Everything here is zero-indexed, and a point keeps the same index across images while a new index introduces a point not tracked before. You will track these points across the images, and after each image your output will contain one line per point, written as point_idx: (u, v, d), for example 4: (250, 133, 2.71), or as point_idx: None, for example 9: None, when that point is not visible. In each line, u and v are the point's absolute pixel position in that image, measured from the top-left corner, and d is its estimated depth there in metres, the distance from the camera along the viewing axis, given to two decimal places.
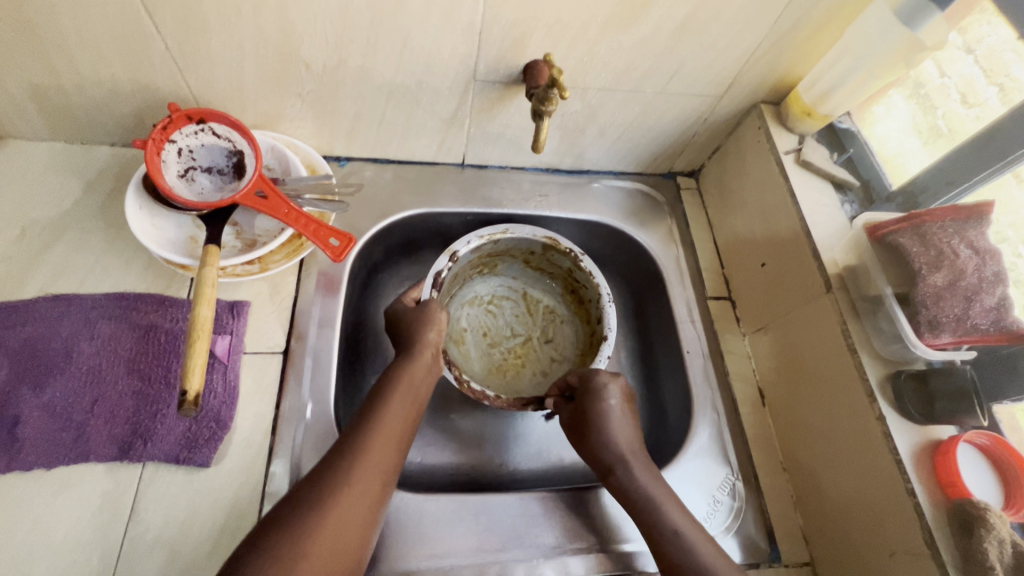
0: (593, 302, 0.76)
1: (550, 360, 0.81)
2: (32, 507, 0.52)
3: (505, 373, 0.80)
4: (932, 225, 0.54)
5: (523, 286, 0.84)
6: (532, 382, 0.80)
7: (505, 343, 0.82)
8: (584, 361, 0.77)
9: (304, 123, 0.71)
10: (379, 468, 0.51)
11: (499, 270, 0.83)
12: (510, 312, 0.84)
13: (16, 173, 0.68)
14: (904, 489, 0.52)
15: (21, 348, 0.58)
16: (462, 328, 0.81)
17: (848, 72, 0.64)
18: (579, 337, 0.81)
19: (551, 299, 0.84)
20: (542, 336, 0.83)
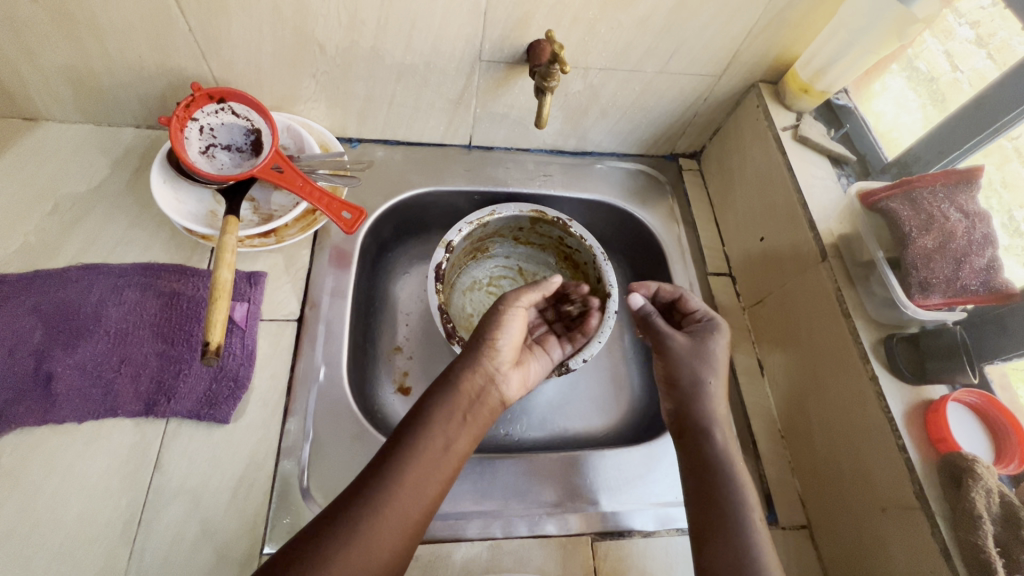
0: (590, 263, 0.80)
1: None
2: (65, 457, 0.56)
3: None
4: (923, 190, 0.56)
5: (518, 264, 0.88)
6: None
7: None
8: None
9: (318, 105, 0.74)
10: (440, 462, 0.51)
11: (491, 253, 0.86)
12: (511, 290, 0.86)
13: (50, 153, 0.72)
14: (894, 444, 0.53)
15: (55, 312, 0.62)
16: (468, 314, 0.83)
17: (843, 48, 0.66)
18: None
19: (546, 270, 0.87)
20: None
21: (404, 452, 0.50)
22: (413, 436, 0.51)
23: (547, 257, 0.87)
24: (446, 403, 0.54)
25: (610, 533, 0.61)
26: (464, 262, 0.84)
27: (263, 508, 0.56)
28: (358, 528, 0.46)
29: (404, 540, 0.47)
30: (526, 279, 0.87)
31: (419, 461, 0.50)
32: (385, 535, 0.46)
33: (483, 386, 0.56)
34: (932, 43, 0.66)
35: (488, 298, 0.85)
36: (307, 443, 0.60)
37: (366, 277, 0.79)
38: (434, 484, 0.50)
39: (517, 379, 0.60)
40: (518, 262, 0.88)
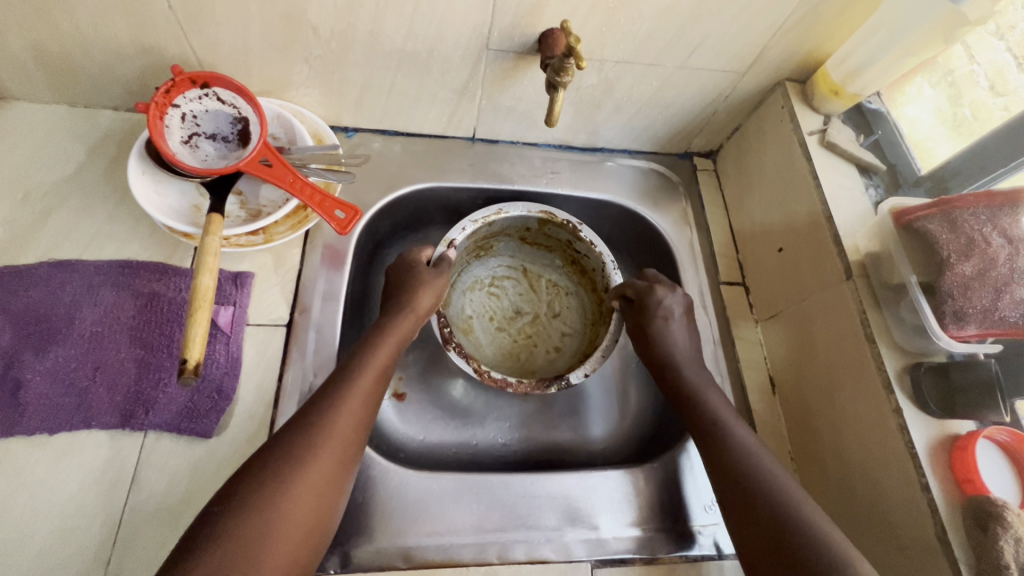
0: (598, 271, 0.76)
1: (561, 335, 0.80)
2: (34, 471, 0.52)
3: (517, 356, 0.79)
4: (963, 212, 0.52)
5: (523, 265, 0.83)
6: (545, 360, 0.79)
7: (511, 326, 0.80)
8: (596, 330, 0.77)
9: (311, 91, 0.69)
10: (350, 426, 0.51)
11: (495, 250, 0.82)
12: (513, 290, 0.82)
13: (20, 136, 0.67)
14: (918, 482, 0.50)
15: (24, 313, 0.57)
16: (467, 316, 0.79)
17: (881, 49, 0.61)
18: (585, 309, 0.81)
19: (551, 271, 0.83)
20: (550, 314, 0.81)
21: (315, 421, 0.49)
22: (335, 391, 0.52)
23: (552, 259, 0.83)
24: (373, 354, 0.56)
25: (613, 560, 0.58)
26: (466, 261, 0.79)
27: None
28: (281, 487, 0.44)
29: (326, 501, 0.47)
30: (531, 281, 0.83)
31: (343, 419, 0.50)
32: (306, 492, 0.46)
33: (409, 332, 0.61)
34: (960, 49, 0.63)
35: (491, 299, 0.81)
36: None
37: (361, 278, 0.74)
38: (353, 441, 0.50)
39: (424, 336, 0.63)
40: (523, 262, 0.83)
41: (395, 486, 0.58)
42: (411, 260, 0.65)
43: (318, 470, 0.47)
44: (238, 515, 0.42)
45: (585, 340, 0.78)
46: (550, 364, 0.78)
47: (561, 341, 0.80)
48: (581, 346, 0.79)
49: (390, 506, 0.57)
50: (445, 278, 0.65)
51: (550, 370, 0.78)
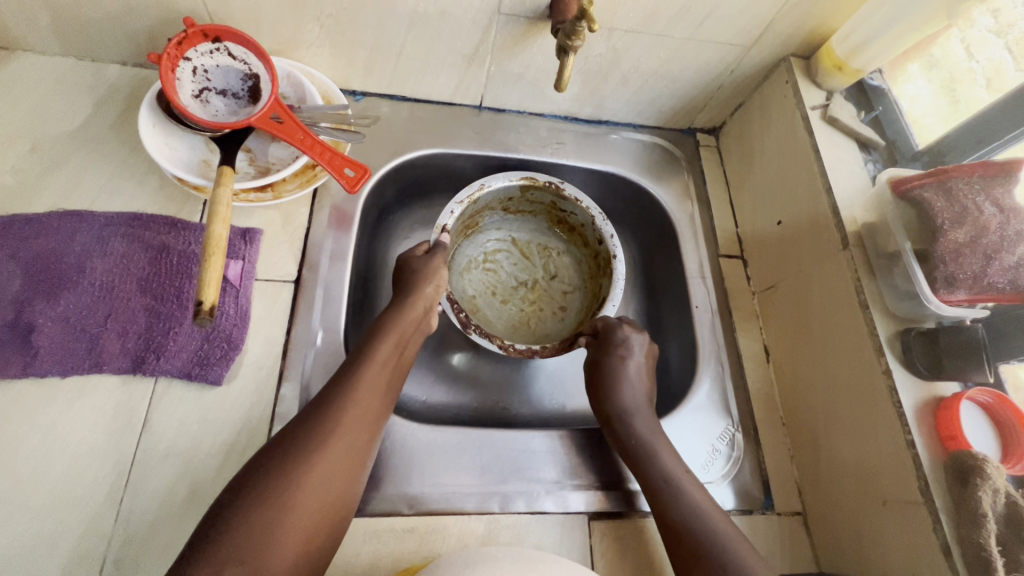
0: (588, 225, 0.77)
1: (563, 294, 0.83)
2: (47, 413, 0.53)
3: (529, 323, 0.81)
4: (958, 181, 0.54)
5: (511, 235, 0.84)
6: (555, 321, 0.81)
7: (515, 298, 0.82)
8: (597, 282, 0.79)
9: (322, 52, 0.69)
10: (369, 411, 0.53)
11: (482, 228, 0.82)
12: (508, 263, 0.83)
13: (27, 87, 0.67)
14: (903, 439, 0.53)
15: (34, 260, 0.58)
16: (471, 296, 0.80)
17: (885, 24, 0.62)
18: (581, 266, 0.83)
19: (540, 238, 0.84)
20: (548, 277, 0.83)
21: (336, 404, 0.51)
22: (346, 376, 0.54)
23: (542, 226, 0.84)
24: (381, 340, 0.57)
25: (608, 512, 0.60)
26: (457, 242, 0.79)
27: None
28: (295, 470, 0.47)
29: (344, 484, 0.49)
30: (523, 250, 0.84)
31: (353, 404, 0.52)
32: (320, 475, 0.48)
33: (416, 322, 0.61)
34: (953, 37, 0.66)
35: (489, 278, 0.81)
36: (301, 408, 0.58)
37: (366, 242, 0.75)
38: (371, 428, 0.53)
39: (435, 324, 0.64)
40: (512, 233, 0.84)
41: (400, 438, 0.60)
42: (405, 256, 0.66)
43: (332, 453, 0.49)
44: (255, 497, 0.45)
45: (588, 294, 0.81)
46: (562, 324, 0.81)
47: (565, 299, 0.82)
48: (585, 300, 0.81)
49: (395, 457, 0.59)
50: (441, 259, 0.65)
51: (563, 330, 0.80)
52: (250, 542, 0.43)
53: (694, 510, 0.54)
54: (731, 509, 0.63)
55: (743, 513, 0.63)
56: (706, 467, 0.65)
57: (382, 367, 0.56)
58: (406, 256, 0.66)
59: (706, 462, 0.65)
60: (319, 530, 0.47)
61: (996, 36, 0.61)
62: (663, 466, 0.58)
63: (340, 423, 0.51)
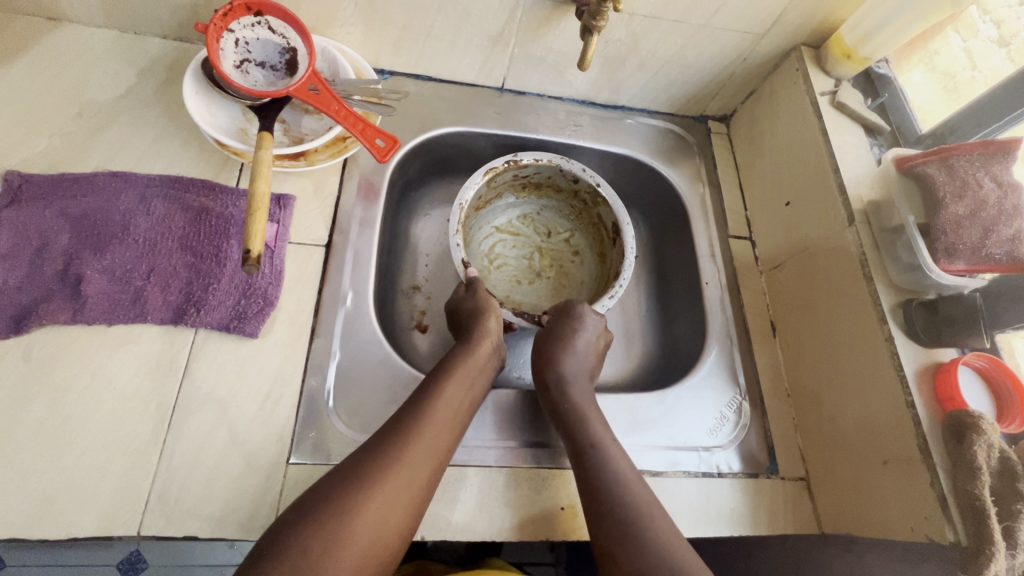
0: (556, 176, 0.80)
1: (565, 240, 0.89)
2: (95, 357, 0.56)
3: (558, 279, 0.87)
4: (960, 159, 0.57)
5: (494, 227, 0.86)
6: (577, 267, 0.88)
7: (536, 273, 0.87)
8: (589, 215, 0.84)
9: (354, 29, 0.73)
10: (430, 450, 0.53)
11: (475, 238, 0.84)
12: (510, 250, 0.87)
13: (74, 56, 0.70)
14: (903, 400, 0.56)
15: (82, 217, 0.61)
16: (506, 295, 0.83)
17: (892, 13, 0.65)
18: (562, 211, 0.87)
19: (513, 214, 0.87)
20: (546, 237, 0.88)
21: (397, 441, 0.52)
22: (415, 413, 0.55)
23: (512, 202, 0.86)
24: (448, 380, 0.58)
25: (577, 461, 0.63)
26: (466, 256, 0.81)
27: (289, 422, 0.57)
28: (355, 499, 0.47)
29: (399, 521, 0.49)
30: (512, 232, 0.88)
31: (419, 442, 0.52)
32: (378, 505, 0.48)
33: (482, 359, 0.63)
34: (953, 38, 0.69)
35: (509, 273, 0.85)
36: (333, 362, 0.61)
37: (392, 214, 0.79)
38: (429, 472, 0.52)
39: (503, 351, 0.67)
40: (495, 224, 0.86)
41: None
42: (453, 302, 0.69)
43: (390, 486, 0.49)
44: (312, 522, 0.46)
45: (586, 229, 0.87)
46: (586, 266, 0.87)
47: (570, 243, 0.89)
48: (587, 235, 0.87)
49: None
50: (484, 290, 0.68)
51: (588, 269, 0.87)
52: (307, 563, 0.43)
53: (614, 477, 0.55)
54: (737, 471, 0.66)
55: (749, 475, 0.66)
56: (715, 432, 0.68)
57: (452, 409, 0.57)
58: (453, 301, 0.69)
59: (715, 427, 0.69)
60: (367, 564, 0.46)
61: (999, 47, 0.65)
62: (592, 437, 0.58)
63: (403, 458, 0.51)
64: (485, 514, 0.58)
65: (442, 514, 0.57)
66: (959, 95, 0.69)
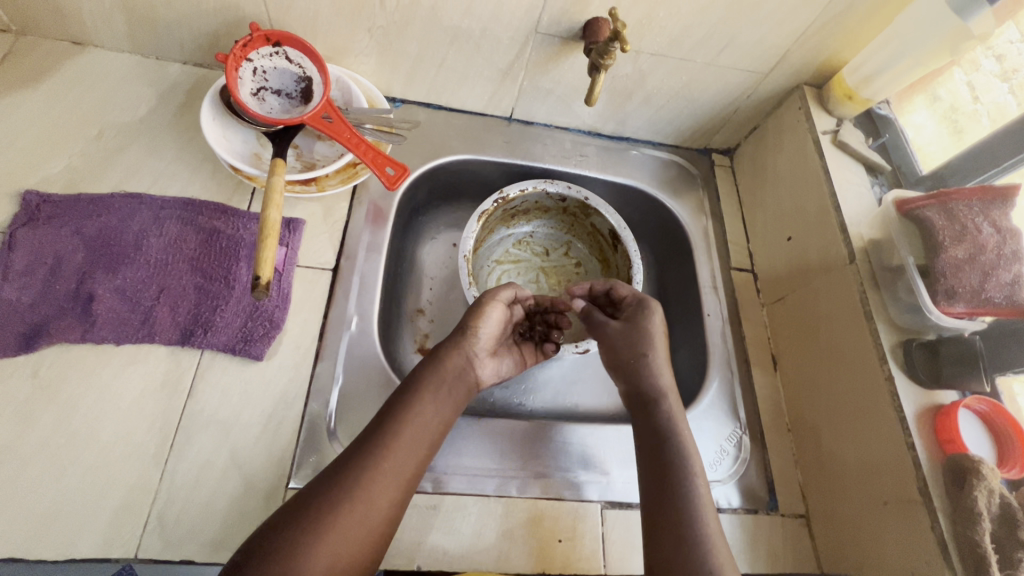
0: (543, 199, 0.82)
1: (564, 254, 0.90)
2: (101, 376, 0.57)
3: (568, 291, 0.89)
4: (959, 203, 0.58)
5: (496, 262, 0.88)
6: (583, 278, 0.89)
7: (547, 295, 0.88)
8: (582, 226, 0.86)
9: (369, 60, 0.75)
10: (390, 484, 0.49)
11: (481, 277, 0.85)
12: (518, 279, 0.88)
13: (97, 79, 0.72)
14: (904, 441, 0.56)
15: (96, 236, 0.62)
16: None
17: (893, 58, 0.68)
18: (554, 228, 0.89)
19: (508, 244, 0.89)
20: (544, 257, 0.90)
21: (354, 474, 0.47)
22: (377, 442, 0.50)
23: (505, 232, 0.88)
24: (417, 402, 0.53)
25: (582, 492, 0.63)
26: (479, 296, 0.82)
27: (291, 445, 0.58)
28: (310, 543, 0.43)
29: (354, 559, 0.45)
30: (512, 261, 0.89)
31: (380, 475, 0.48)
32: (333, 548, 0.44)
33: (455, 374, 0.57)
34: (957, 75, 0.70)
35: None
36: (334, 387, 0.62)
37: (398, 238, 0.80)
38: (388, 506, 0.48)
39: (494, 365, 0.61)
40: (494, 257, 0.88)
41: None
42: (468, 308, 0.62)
43: (345, 527, 0.45)
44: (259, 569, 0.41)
45: (582, 239, 0.89)
46: (591, 274, 0.89)
47: (569, 255, 0.90)
48: (584, 244, 0.89)
49: None
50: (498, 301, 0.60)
51: (593, 277, 0.89)
52: None
53: (688, 492, 0.50)
54: (738, 507, 0.66)
55: (749, 511, 0.66)
56: (715, 466, 0.68)
57: (418, 436, 0.52)
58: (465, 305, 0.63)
59: (715, 461, 0.68)
60: None
61: (1001, 81, 0.66)
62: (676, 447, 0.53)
63: (359, 494, 0.47)
64: (482, 545, 0.58)
65: (438, 545, 0.57)
66: (963, 137, 0.69)
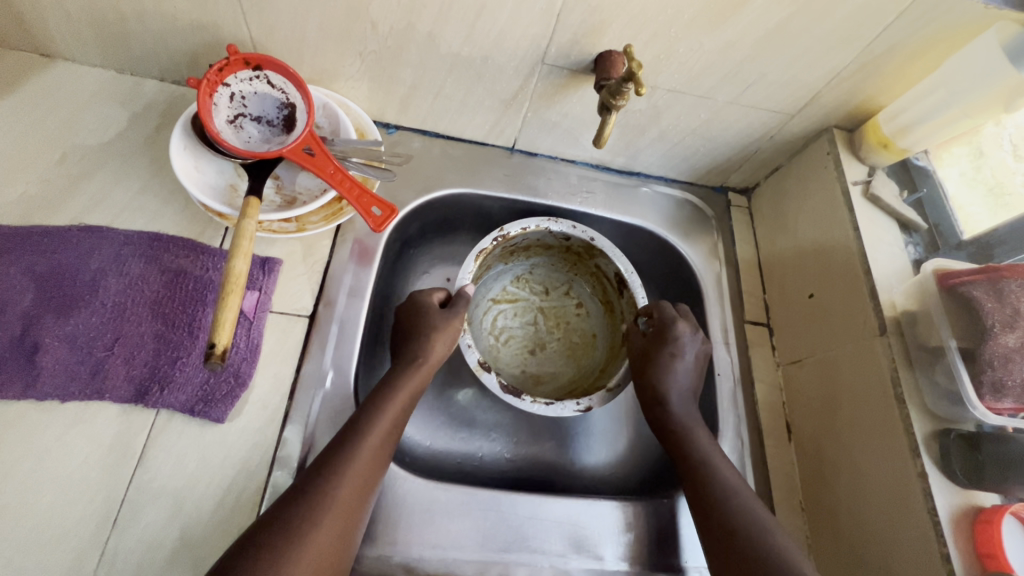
0: (544, 237, 0.76)
1: (566, 294, 0.83)
2: (43, 438, 0.51)
3: (569, 336, 0.81)
4: (1011, 283, 0.52)
5: (492, 300, 0.81)
6: (585, 322, 0.82)
7: (546, 339, 0.81)
8: (585, 265, 0.80)
9: (360, 85, 0.69)
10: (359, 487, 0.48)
11: (474, 318, 0.78)
12: (514, 320, 0.81)
13: (64, 97, 0.66)
14: (937, 551, 0.50)
15: (49, 276, 0.56)
16: (519, 369, 0.78)
17: (935, 109, 0.61)
18: (555, 265, 0.82)
19: (505, 280, 0.82)
20: (544, 296, 0.82)
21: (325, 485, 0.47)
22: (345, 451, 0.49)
23: (502, 268, 0.81)
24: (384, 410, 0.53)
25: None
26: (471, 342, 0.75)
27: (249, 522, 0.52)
28: (307, 534, 0.44)
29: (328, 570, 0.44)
30: (509, 299, 0.81)
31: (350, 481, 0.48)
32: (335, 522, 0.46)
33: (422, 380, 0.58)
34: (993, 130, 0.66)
35: (520, 345, 0.79)
36: (302, 454, 0.56)
37: (385, 276, 0.74)
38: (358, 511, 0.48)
39: None
40: (490, 295, 0.81)
41: (402, 494, 0.57)
42: (422, 303, 0.62)
43: (339, 512, 0.46)
44: None
45: (585, 279, 0.82)
46: (592, 318, 0.82)
47: (570, 296, 0.83)
48: (587, 284, 0.82)
49: (396, 515, 0.56)
50: (456, 321, 0.61)
51: (596, 321, 0.82)
52: None
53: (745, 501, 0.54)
54: None
55: None
56: None
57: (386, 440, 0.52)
58: (424, 301, 0.62)
59: None
60: None
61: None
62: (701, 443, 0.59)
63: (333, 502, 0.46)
64: None
65: None
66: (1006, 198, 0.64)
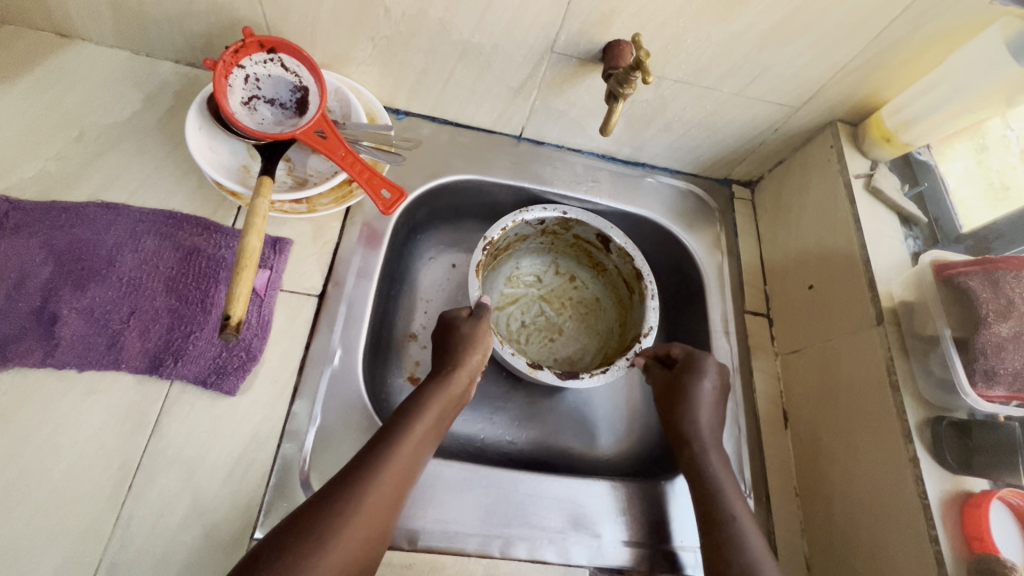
0: (522, 229, 0.77)
1: (551, 274, 0.84)
2: (62, 405, 0.53)
3: (578, 306, 0.83)
4: (1006, 273, 0.54)
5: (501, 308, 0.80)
6: (582, 290, 0.84)
7: (559, 320, 0.82)
8: (564, 240, 0.81)
9: (371, 70, 0.70)
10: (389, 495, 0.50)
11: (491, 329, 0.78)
12: (529, 316, 0.81)
13: (80, 76, 0.67)
14: (926, 533, 0.51)
15: (67, 250, 0.58)
16: (553, 354, 0.79)
17: (938, 104, 0.62)
18: (537, 250, 0.83)
19: (499, 284, 0.81)
20: (538, 284, 0.83)
21: (353, 487, 0.49)
22: (376, 456, 0.51)
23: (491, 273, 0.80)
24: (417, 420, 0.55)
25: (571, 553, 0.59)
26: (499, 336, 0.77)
27: (258, 490, 0.53)
28: (335, 532, 0.46)
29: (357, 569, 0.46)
30: (511, 300, 0.81)
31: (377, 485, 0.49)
32: (356, 536, 0.47)
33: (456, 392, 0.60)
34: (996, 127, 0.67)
35: (542, 337, 0.80)
36: (311, 428, 0.57)
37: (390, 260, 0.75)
38: (388, 516, 0.49)
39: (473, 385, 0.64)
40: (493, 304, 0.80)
41: None
42: (449, 316, 0.64)
43: (369, 515, 0.48)
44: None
45: (569, 253, 0.83)
46: (589, 283, 0.84)
47: (559, 272, 0.84)
48: (570, 257, 0.84)
49: None
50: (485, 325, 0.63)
51: (592, 284, 0.84)
52: None
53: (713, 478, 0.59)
54: None
55: None
56: None
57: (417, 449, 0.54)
58: (449, 317, 0.64)
59: None
60: None
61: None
62: (716, 478, 0.59)
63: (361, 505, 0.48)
64: None
65: None
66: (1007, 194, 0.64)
